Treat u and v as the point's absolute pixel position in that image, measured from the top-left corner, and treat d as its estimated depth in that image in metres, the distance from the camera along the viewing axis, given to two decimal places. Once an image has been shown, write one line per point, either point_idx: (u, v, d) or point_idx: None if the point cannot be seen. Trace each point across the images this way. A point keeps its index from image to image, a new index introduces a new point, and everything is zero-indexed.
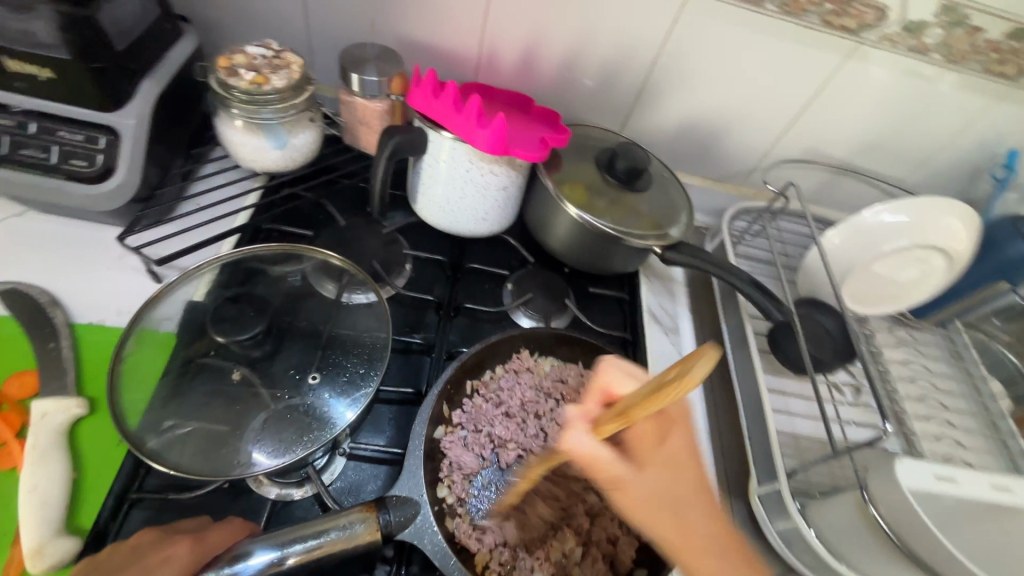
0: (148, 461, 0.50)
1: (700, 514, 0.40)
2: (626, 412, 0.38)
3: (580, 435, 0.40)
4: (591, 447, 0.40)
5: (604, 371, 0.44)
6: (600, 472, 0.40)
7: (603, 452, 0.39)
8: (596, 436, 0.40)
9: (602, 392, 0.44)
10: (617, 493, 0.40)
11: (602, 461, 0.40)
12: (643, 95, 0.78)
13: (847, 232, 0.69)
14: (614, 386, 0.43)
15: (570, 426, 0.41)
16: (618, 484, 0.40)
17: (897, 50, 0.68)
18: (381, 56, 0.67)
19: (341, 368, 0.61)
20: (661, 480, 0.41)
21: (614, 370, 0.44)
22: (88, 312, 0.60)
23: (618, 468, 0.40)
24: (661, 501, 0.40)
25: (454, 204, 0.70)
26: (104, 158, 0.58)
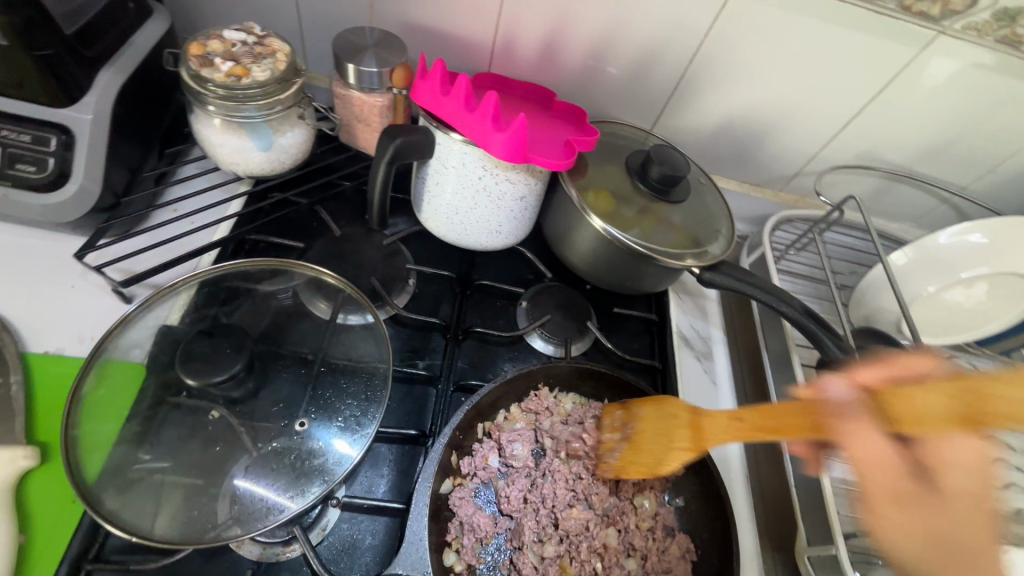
0: (106, 526, 0.43)
1: (967, 537, 0.30)
2: (955, 413, 0.32)
3: (871, 433, 0.33)
4: (926, 408, 0.32)
5: (909, 355, 0.36)
6: (871, 471, 0.32)
7: (893, 451, 0.32)
8: (885, 431, 0.33)
9: (907, 370, 0.36)
10: (892, 510, 0.31)
11: (888, 462, 0.32)
12: (679, 90, 0.68)
13: (917, 253, 0.64)
14: (915, 372, 0.36)
15: (843, 413, 0.34)
16: (900, 499, 0.31)
17: (983, 41, 0.58)
18: (381, 42, 0.58)
19: (337, 409, 0.53)
20: (950, 509, 0.31)
21: (925, 362, 0.36)
22: (44, 340, 0.52)
23: (904, 477, 0.32)
24: (950, 543, 0.30)
25: (465, 215, 0.62)
26: (57, 161, 0.50)
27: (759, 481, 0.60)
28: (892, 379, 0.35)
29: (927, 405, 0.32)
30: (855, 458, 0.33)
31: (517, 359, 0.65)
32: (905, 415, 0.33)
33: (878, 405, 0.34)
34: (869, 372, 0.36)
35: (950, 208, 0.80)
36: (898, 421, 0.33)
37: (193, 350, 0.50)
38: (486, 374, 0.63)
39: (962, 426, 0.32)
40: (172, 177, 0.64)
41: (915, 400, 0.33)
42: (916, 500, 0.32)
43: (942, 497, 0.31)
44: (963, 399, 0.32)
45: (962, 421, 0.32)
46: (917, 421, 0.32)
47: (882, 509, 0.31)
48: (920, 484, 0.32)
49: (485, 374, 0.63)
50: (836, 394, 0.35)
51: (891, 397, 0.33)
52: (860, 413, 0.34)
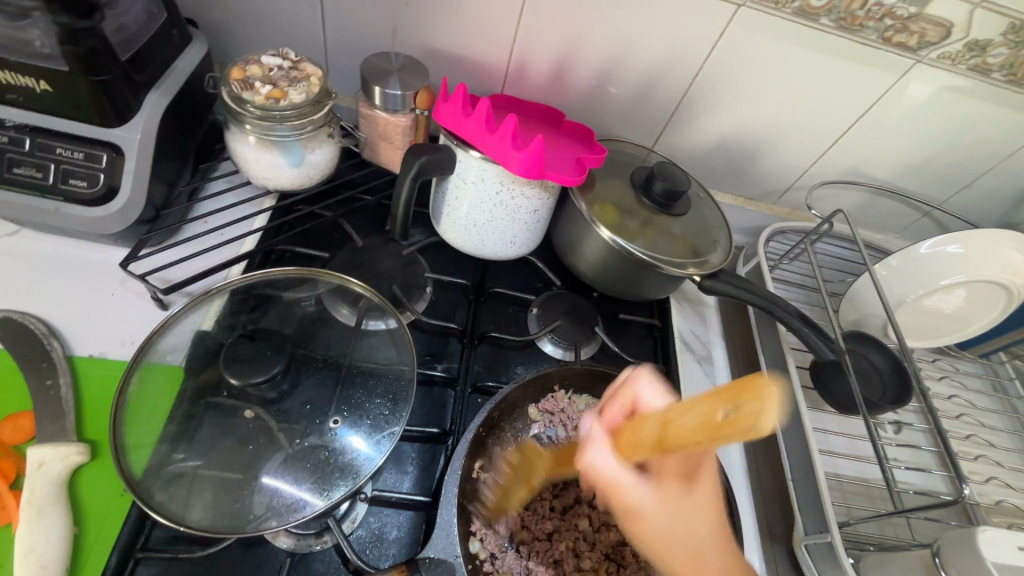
0: (154, 515, 0.46)
1: (681, 525, 0.41)
2: (665, 441, 0.35)
3: (605, 454, 0.40)
4: (606, 472, 0.40)
5: (632, 385, 0.44)
6: (617, 497, 0.41)
7: (626, 473, 0.40)
8: (619, 459, 0.40)
9: (629, 403, 0.44)
10: (635, 523, 0.41)
11: (621, 487, 0.40)
12: (680, 110, 0.73)
13: (902, 263, 0.68)
14: (641, 400, 0.43)
15: (593, 442, 0.41)
16: (637, 515, 0.41)
17: (956, 68, 0.64)
18: (405, 67, 0.62)
19: (365, 409, 0.56)
20: (667, 519, 0.40)
21: (647, 381, 0.44)
22: (87, 344, 0.55)
23: (635, 497, 0.40)
24: (676, 535, 0.40)
25: (481, 227, 0.66)
26: (106, 176, 0.53)
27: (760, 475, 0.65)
28: (626, 416, 0.43)
29: (609, 472, 0.40)
30: (616, 495, 0.41)
31: (530, 362, 0.68)
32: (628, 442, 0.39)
33: (624, 436, 0.40)
34: (610, 414, 0.44)
35: (931, 220, 0.85)
36: (624, 453, 0.40)
37: (234, 353, 0.53)
38: (501, 377, 0.66)
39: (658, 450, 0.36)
40: (203, 192, 0.68)
41: (664, 420, 0.36)
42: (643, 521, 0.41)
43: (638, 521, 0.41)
44: (662, 427, 0.36)
45: (655, 444, 0.36)
46: (634, 451, 0.38)
47: (632, 526, 0.42)
48: (654, 504, 0.40)
49: (499, 376, 0.66)
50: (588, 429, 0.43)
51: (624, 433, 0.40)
52: (602, 441, 0.41)
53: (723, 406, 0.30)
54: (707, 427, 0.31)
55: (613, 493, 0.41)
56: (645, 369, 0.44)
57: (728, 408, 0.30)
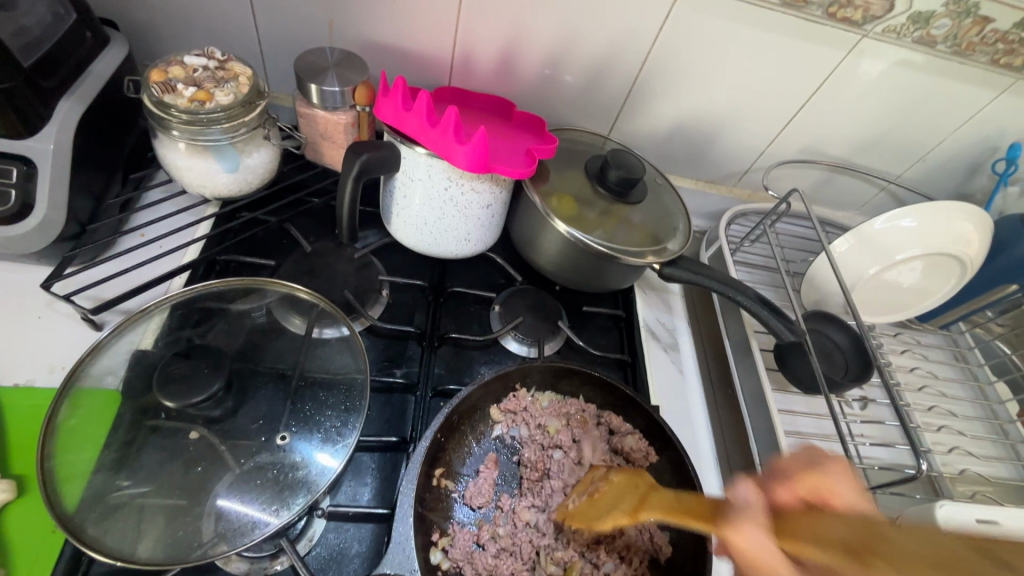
0: (88, 552, 0.43)
1: None
2: (861, 553, 0.28)
3: (757, 532, 0.34)
4: (760, 557, 0.33)
5: (827, 478, 0.36)
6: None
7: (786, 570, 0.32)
8: (778, 544, 0.33)
9: (813, 490, 0.35)
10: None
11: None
12: (632, 96, 0.72)
13: (857, 240, 0.68)
14: (832, 497, 0.35)
15: (745, 517, 0.35)
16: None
17: (902, 41, 0.64)
18: (342, 62, 0.60)
19: (318, 422, 0.54)
20: None
21: (839, 476, 0.36)
22: (14, 372, 0.52)
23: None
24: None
25: (434, 225, 0.64)
26: (19, 192, 0.49)
27: (727, 460, 0.65)
28: (806, 504, 0.35)
29: (760, 549, 0.33)
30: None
31: (493, 361, 0.67)
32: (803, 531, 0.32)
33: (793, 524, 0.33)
34: (782, 493, 0.35)
35: (889, 195, 0.86)
36: (784, 535, 0.33)
37: (170, 373, 0.50)
38: (463, 378, 0.65)
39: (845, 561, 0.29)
40: (138, 203, 0.64)
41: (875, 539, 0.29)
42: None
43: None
44: (865, 539, 0.30)
45: (848, 554, 0.29)
46: (809, 550, 0.31)
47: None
48: None
49: (461, 378, 0.64)
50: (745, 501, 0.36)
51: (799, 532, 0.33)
52: (756, 519, 0.34)
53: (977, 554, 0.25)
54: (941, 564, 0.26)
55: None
56: (836, 459, 0.37)
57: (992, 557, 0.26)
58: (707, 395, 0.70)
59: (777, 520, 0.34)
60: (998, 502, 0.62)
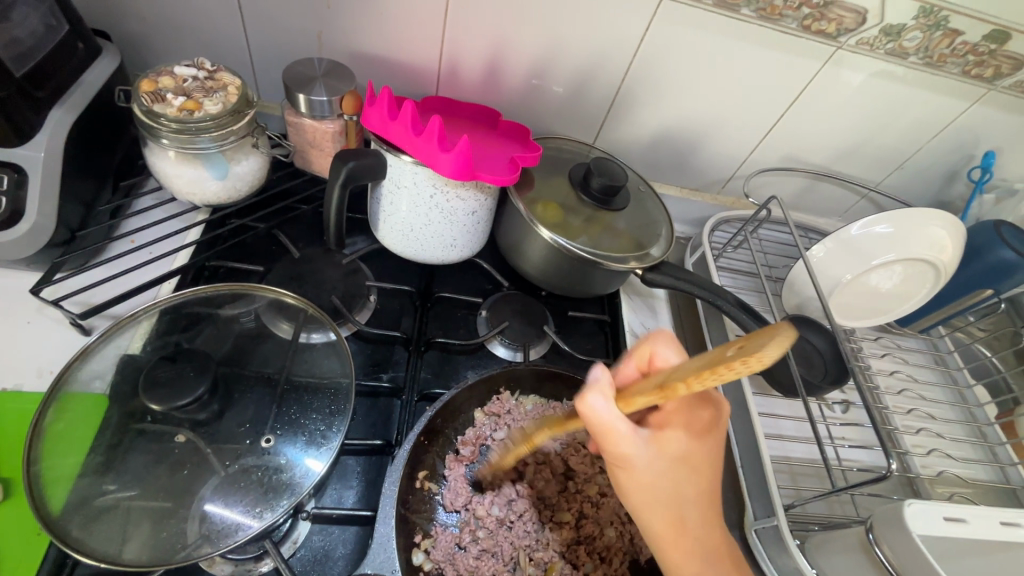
0: (72, 554, 0.43)
1: (665, 484, 0.40)
2: (664, 387, 0.34)
3: (602, 401, 0.39)
4: (606, 420, 0.39)
5: (653, 341, 0.46)
6: (608, 444, 0.40)
7: (624, 424, 0.39)
8: (619, 408, 0.39)
9: (645, 356, 0.46)
10: (622, 469, 0.41)
11: (619, 436, 0.40)
12: (616, 105, 0.74)
13: (834, 246, 0.70)
14: (658, 358, 0.45)
15: (591, 389, 0.39)
16: (626, 464, 0.41)
17: (876, 53, 0.66)
18: (330, 72, 0.61)
19: (303, 425, 0.54)
20: (655, 483, 0.41)
21: (664, 343, 0.45)
22: (2, 377, 0.52)
23: (630, 450, 0.40)
24: (665, 494, 0.41)
25: (420, 231, 0.65)
26: (9, 199, 0.50)
27: None
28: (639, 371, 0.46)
29: (610, 418, 0.39)
30: (613, 447, 0.40)
31: (479, 365, 0.67)
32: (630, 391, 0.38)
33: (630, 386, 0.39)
34: (624, 370, 0.46)
35: (870, 202, 0.87)
36: (624, 400, 0.39)
37: (157, 376, 0.51)
38: (449, 382, 0.65)
39: (659, 396, 0.35)
40: (128, 210, 0.65)
41: (666, 373, 0.35)
42: (647, 462, 0.40)
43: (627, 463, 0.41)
44: (671, 374, 0.35)
45: (656, 390, 0.35)
46: (634, 400, 0.37)
47: (620, 475, 0.42)
48: (650, 456, 0.40)
49: (447, 382, 0.65)
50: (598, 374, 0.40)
51: (641, 398, 0.37)
52: (601, 388, 0.39)
53: (732, 347, 0.30)
54: (709, 365, 0.31)
55: (607, 443, 0.40)
56: (664, 330, 0.46)
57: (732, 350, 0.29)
58: None
59: (621, 391, 0.40)
60: (976, 503, 0.63)
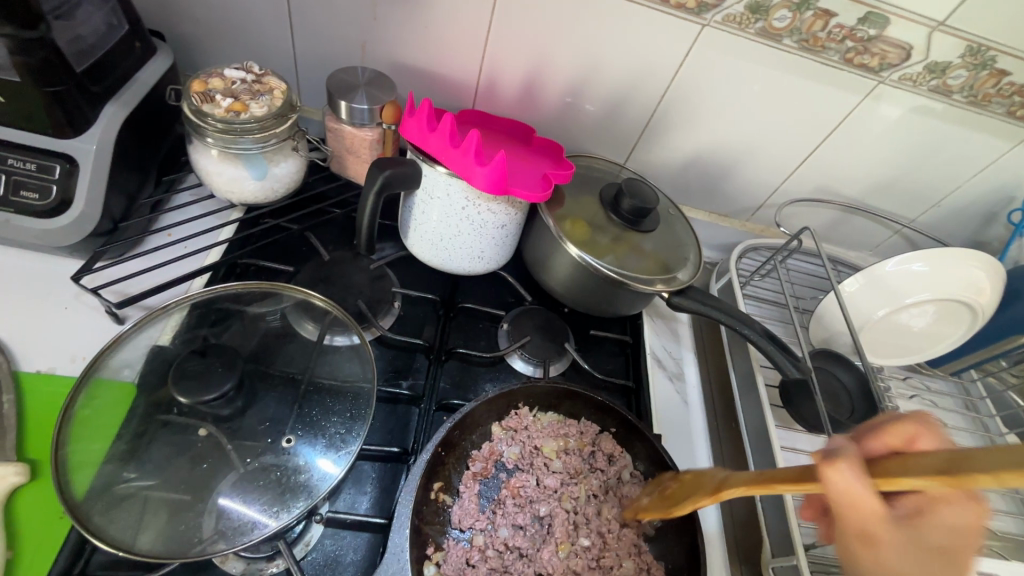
0: (92, 540, 0.44)
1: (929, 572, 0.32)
2: (950, 473, 0.30)
3: (858, 474, 0.33)
4: (859, 495, 0.32)
5: (918, 423, 0.36)
6: (852, 518, 0.33)
7: (875, 502, 0.32)
8: (871, 482, 0.33)
9: (905, 437, 0.36)
10: (866, 551, 0.33)
11: (868, 512, 0.33)
12: (650, 128, 0.74)
13: (867, 281, 0.69)
14: (920, 440, 0.36)
15: (841, 456, 0.33)
16: (873, 537, 0.33)
17: (918, 89, 0.65)
18: (372, 81, 0.62)
19: (323, 427, 0.55)
20: (907, 555, 0.32)
21: (927, 432, 0.36)
22: (37, 359, 0.54)
23: (884, 527, 0.33)
24: None
25: (449, 242, 0.65)
26: (59, 188, 0.52)
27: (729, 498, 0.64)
28: (897, 450, 0.35)
29: (862, 494, 0.32)
30: (852, 514, 0.33)
31: (498, 379, 0.67)
32: (892, 473, 0.33)
33: (886, 471, 0.33)
34: (872, 446, 0.36)
35: (903, 238, 0.86)
36: (886, 478, 0.33)
37: (186, 369, 0.52)
38: (468, 394, 0.65)
39: (942, 482, 0.30)
40: (167, 204, 0.67)
41: (952, 455, 0.31)
42: (889, 538, 0.33)
43: (883, 543, 0.33)
44: (952, 460, 0.31)
45: (936, 475, 0.31)
46: (902, 479, 0.32)
47: (858, 556, 0.34)
48: (901, 528, 0.33)
49: (466, 394, 0.65)
50: (835, 441, 0.35)
51: (905, 476, 0.32)
52: (853, 457, 0.33)
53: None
54: (1011, 466, 0.27)
55: (856, 518, 0.33)
56: (930, 416, 0.37)
57: None
58: (709, 427, 0.70)
59: (868, 462, 0.35)
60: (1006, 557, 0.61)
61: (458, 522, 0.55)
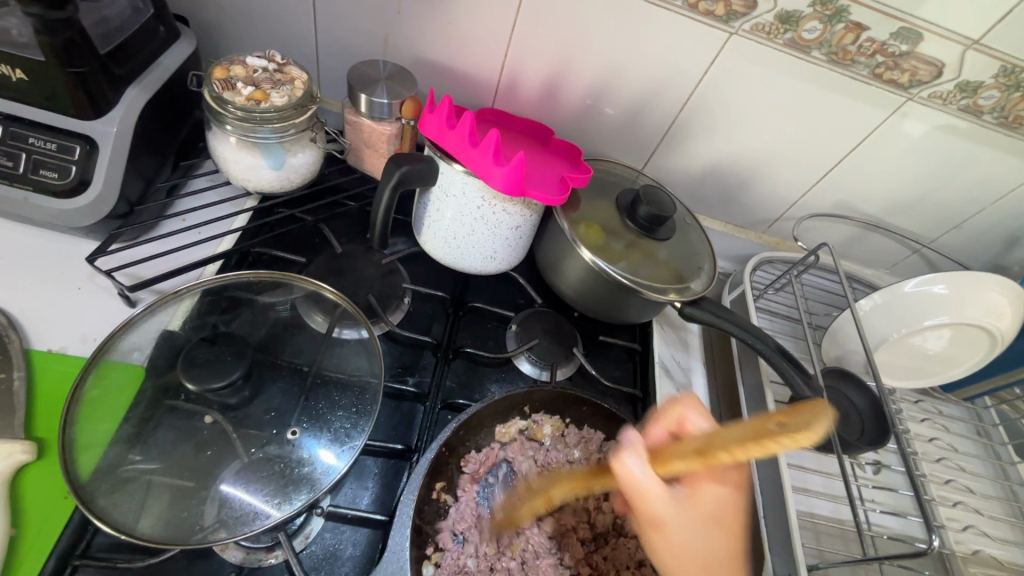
0: (95, 522, 0.44)
1: (707, 548, 0.41)
2: (706, 453, 0.34)
3: (638, 464, 0.39)
4: (643, 484, 0.39)
5: (682, 406, 0.45)
6: (641, 504, 0.40)
7: (659, 486, 0.39)
8: (654, 471, 0.39)
9: (675, 422, 0.44)
10: (654, 532, 0.41)
11: (653, 497, 0.39)
12: (670, 134, 0.73)
13: (884, 300, 0.68)
14: (688, 421, 0.44)
15: (625, 449, 0.39)
16: (658, 524, 0.40)
17: (947, 108, 0.64)
18: (393, 76, 0.62)
19: (328, 420, 0.55)
20: (687, 528, 0.40)
21: (694, 410, 0.44)
22: (48, 338, 0.54)
23: (667, 509, 0.39)
24: (695, 546, 0.40)
25: (462, 240, 0.65)
26: (79, 169, 0.53)
27: None
28: (669, 433, 0.44)
29: (644, 481, 0.39)
30: (640, 500, 0.39)
31: (505, 380, 0.67)
32: (666, 457, 0.38)
33: (659, 454, 0.39)
34: (653, 431, 0.44)
35: (921, 258, 0.84)
36: (658, 463, 0.39)
37: (196, 356, 0.52)
38: (473, 394, 0.65)
39: (701, 463, 0.34)
40: (184, 189, 0.67)
41: (707, 440, 0.36)
42: (670, 524, 0.40)
43: (667, 524, 0.40)
44: (708, 443, 0.35)
45: (696, 456, 0.35)
46: (671, 463, 0.37)
47: (648, 534, 0.41)
48: (680, 508, 0.40)
49: (471, 394, 0.65)
50: (629, 437, 0.40)
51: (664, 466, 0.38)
52: (636, 450, 0.39)
53: (774, 421, 0.32)
54: (758, 437, 0.31)
55: (639, 502, 0.39)
56: (692, 397, 0.45)
57: (779, 423, 0.31)
58: None
59: (652, 452, 0.40)
60: None
61: (454, 527, 0.54)
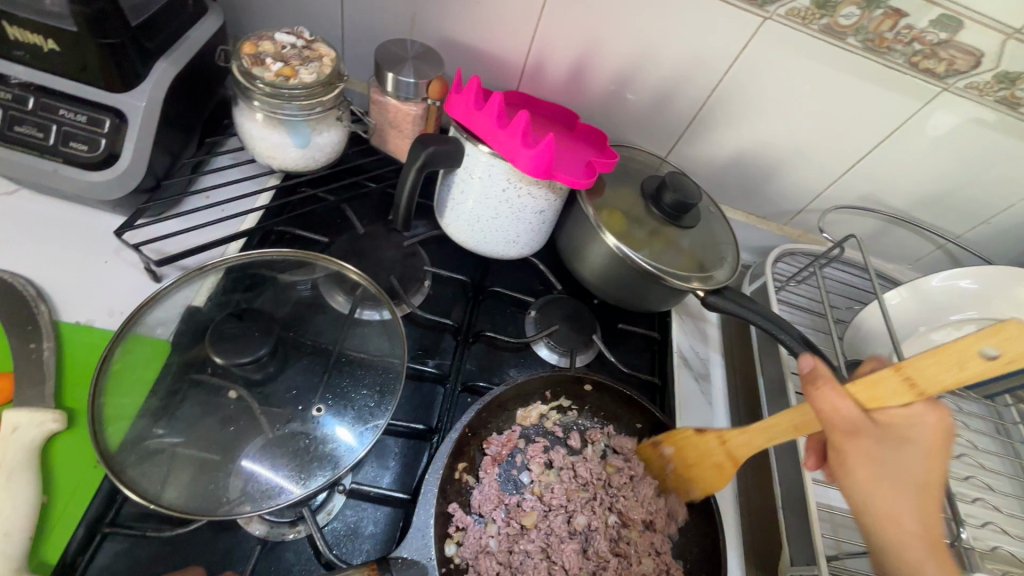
0: (125, 491, 0.44)
1: (915, 471, 0.42)
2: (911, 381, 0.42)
3: (840, 393, 0.44)
4: (839, 405, 0.44)
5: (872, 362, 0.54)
6: (836, 420, 0.44)
7: (853, 408, 0.44)
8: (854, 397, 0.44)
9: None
10: (852, 445, 0.44)
11: (848, 415, 0.44)
12: (696, 122, 0.72)
13: (910, 294, 0.67)
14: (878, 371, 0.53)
15: (822, 379, 0.45)
16: (858, 434, 0.43)
17: (983, 100, 0.62)
18: (421, 55, 0.61)
19: (352, 399, 0.55)
20: (886, 444, 0.43)
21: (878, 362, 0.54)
22: (75, 311, 0.54)
23: (865, 423, 0.43)
24: (895, 469, 0.42)
25: (486, 223, 0.65)
26: (108, 142, 0.53)
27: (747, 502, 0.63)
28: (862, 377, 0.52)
29: (842, 406, 0.44)
30: (833, 419, 0.44)
31: (524, 365, 0.67)
32: (868, 392, 0.44)
33: (856, 393, 0.44)
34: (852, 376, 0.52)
35: (946, 254, 0.83)
36: (865, 390, 0.44)
37: (223, 331, 0.52)
38: (493, 377, 0.65)
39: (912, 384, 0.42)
40: (207, 166, 0.67)
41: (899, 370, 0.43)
42: (872, 434, 0.43)
43: (862, 434, 0.43)
44: (912, 377, 0.42)
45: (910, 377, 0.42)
46: (868, 381, 0.44)
47: (846, 452, 0.44)
48: (867, 417, 0.43)
49: (491, 377, 0.65)
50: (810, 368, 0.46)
51: (871, 380, 0.44)
52: (830, 381, 0.45)
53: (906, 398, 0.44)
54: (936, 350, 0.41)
55: (834, 419, 0.44)
56: (875, 356, 0.55)
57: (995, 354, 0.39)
58: (733, 430, 0.69)
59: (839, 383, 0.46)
60: None
61: (477, 507, 0.55)
